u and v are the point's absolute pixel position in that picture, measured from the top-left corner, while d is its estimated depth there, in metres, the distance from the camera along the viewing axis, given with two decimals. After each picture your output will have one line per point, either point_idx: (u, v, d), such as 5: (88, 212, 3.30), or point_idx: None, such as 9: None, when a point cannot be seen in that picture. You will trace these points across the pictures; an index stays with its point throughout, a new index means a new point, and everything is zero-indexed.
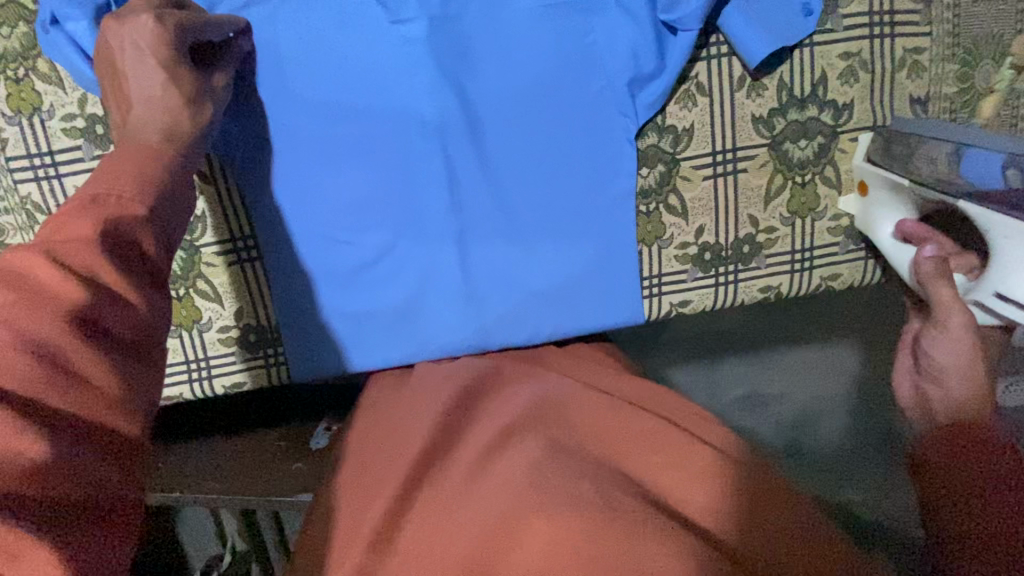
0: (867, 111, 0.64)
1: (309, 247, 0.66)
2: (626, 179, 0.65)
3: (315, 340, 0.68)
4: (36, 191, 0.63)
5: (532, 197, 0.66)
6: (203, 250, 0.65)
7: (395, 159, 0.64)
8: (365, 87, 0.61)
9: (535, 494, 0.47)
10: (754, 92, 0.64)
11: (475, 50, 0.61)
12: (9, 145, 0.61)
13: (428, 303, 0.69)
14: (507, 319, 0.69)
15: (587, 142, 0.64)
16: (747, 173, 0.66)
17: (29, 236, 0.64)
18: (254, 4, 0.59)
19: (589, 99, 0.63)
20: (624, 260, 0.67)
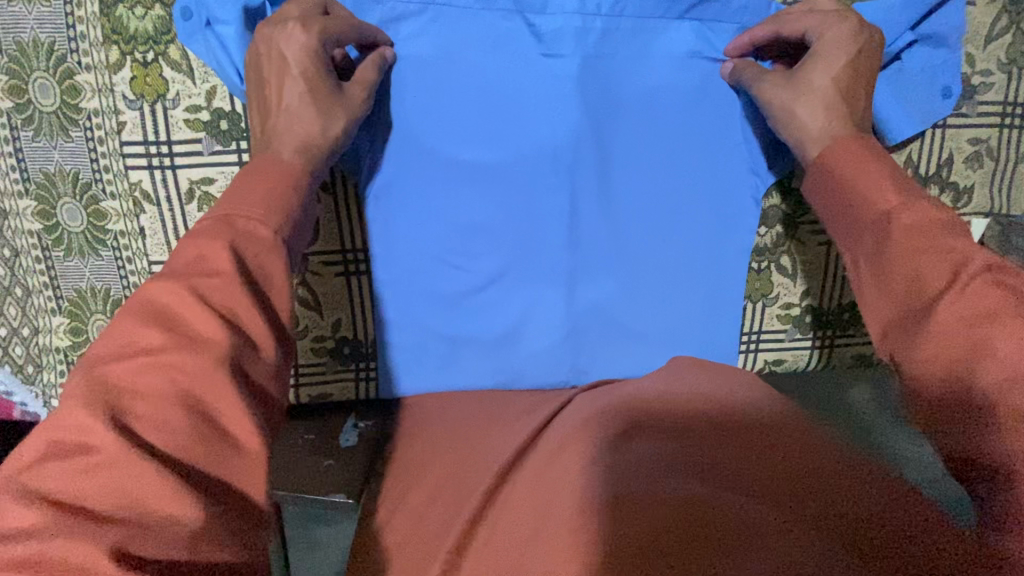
0: (985, 197, 0.65)
1: (420, 267, 0.64)
2: (745, 235, 0.65)
3: (409, 362, 0.66)
4: (146, 180, 0.60)
5: (650, 241, 0.65)
6: (311, 257, 0.64)
7: (522, 187, 0.63)
8: (507, 113, 0.60)
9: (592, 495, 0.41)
10: None
11: (622, 90, 0.60)
12: (126, 130, 0.59)
13: (527, 336, 0.67)
14: (605, 360, 0.69)
15: (714, 194, 0.64)
16: None
17: (132, 224, 0.61)
18: (407, 19, 0.57)
19: (722, 152, 0.63)
20: (729, 314, 0.67)
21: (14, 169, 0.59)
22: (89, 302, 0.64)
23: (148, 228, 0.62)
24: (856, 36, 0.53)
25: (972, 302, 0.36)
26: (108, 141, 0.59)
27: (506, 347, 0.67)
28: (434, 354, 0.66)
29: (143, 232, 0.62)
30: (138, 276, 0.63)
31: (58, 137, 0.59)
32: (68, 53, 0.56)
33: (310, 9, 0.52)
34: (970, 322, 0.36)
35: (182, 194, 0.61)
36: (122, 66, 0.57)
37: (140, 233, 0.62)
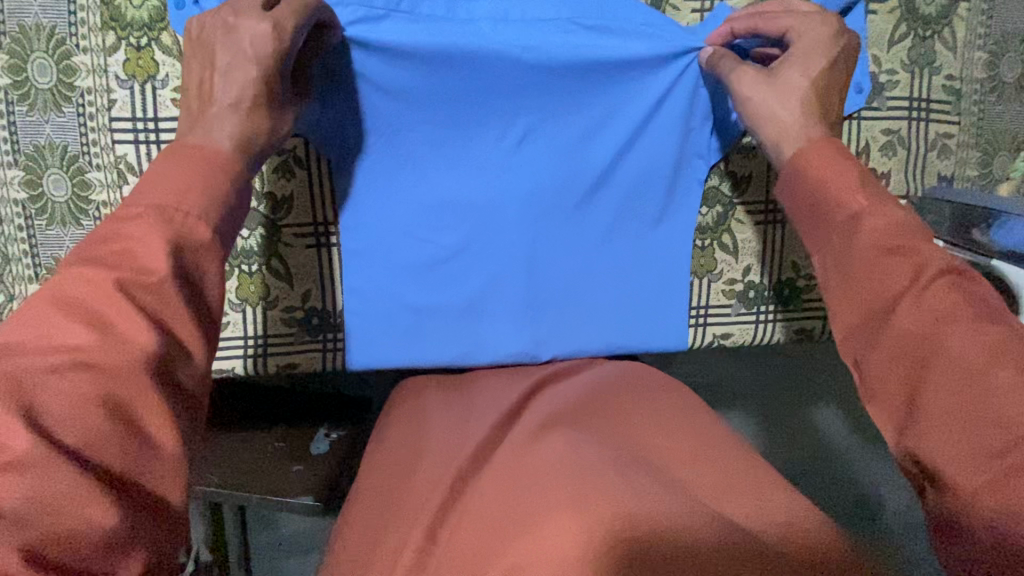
0: (902, 181, 0.72)
1: (387, 240, 0.68)
2: (690, 213, 0.71)
3: (377, 334, 0.70)
4: (132, 153, 0.64)
5: (603, 219, 0.70)
6: (283, 229, 0.67)
7: (483, 168, 0.68)
8: (469, 100, 0.65)
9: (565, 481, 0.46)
10: None
11: (576, 82, 0.65)
12: (115, 106, 0.63)
13: (489, 311, 0.71)
14: (564, 334, 0.72)
15: (661, 178, 0.69)
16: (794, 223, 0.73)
17: (115, 194, 0.65)
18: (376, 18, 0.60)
19: (671, 141, 0.68)
20: (679, 285, 0.72)
21: (6, 142, 0.63)
22: None
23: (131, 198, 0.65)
24: (836, 39, 0.55)
25: (930, 306, 0.40)
26: (98, 117, 0.63)
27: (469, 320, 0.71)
28: (401, 326, 0.70)
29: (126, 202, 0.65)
30: None
31: (51, 112, 0.63)
32: (68, 37, 0.62)
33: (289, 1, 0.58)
34: (932, 322, 0.39)
35: None
36: (117, 49, 0.63)
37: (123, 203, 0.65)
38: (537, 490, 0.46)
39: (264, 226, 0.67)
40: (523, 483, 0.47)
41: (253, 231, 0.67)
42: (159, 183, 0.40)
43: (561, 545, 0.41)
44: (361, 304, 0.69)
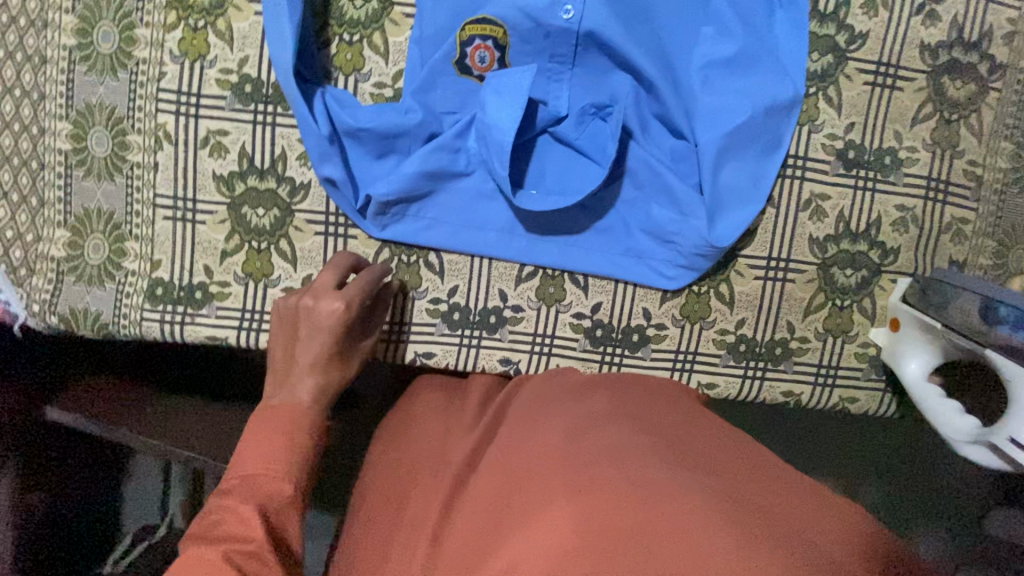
0: (911, 259, 0.72)
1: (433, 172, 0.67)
2: (733, 212, 0.67)
3: (376, 211, 0.67)
4: (171, 123, 0.69)
5: (637, 196, 0.68)
6: (297, 214, 0.70)
7: (558, 155, 0.69)
8: (552, 156, 0.69)
9: (555, 482, 0.46)
10: (816, 216, 0.71)
11: (649, 163, 0.67)
12: (165, 79, 0.68)
13: (467, 185, 0.69)
14: (566, 178, 0.68)
15: (726, 194, 0.67)
16: (794, 284, 0.72)
17: (149, 158, 0.69)
18: (470, 143, 0.67)
19: (733, 185, 0.66)
20: (754, 181, 0.67)
21: (63, 98, 0.69)
22: (92, 221, 0.70)
23: (162, 164, 0.69)
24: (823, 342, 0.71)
25: None
26: (148, 87, 0.68)
27: (459, 331, 0.73)
28: (395, 204, 0.68)
29: (157, 167, 0.70)
30: (142, 205, 0.70)
31: (107, 76, 0.68)
32: (134, 10, 0.67)
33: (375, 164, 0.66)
34: None
35: (198, 140, 0.69)
36: (176, 28, 0.68)
37: (154, 167, 0.70)
38: (524, 485, 0.47)
39: (280, 208, 0.70)
40: (512, 490, 0.48)
41: (269, 210, 0.70)
42: (244, 458, 0.53)
43: (553, 534, 0.40)
44: (335, 88, 0.67)
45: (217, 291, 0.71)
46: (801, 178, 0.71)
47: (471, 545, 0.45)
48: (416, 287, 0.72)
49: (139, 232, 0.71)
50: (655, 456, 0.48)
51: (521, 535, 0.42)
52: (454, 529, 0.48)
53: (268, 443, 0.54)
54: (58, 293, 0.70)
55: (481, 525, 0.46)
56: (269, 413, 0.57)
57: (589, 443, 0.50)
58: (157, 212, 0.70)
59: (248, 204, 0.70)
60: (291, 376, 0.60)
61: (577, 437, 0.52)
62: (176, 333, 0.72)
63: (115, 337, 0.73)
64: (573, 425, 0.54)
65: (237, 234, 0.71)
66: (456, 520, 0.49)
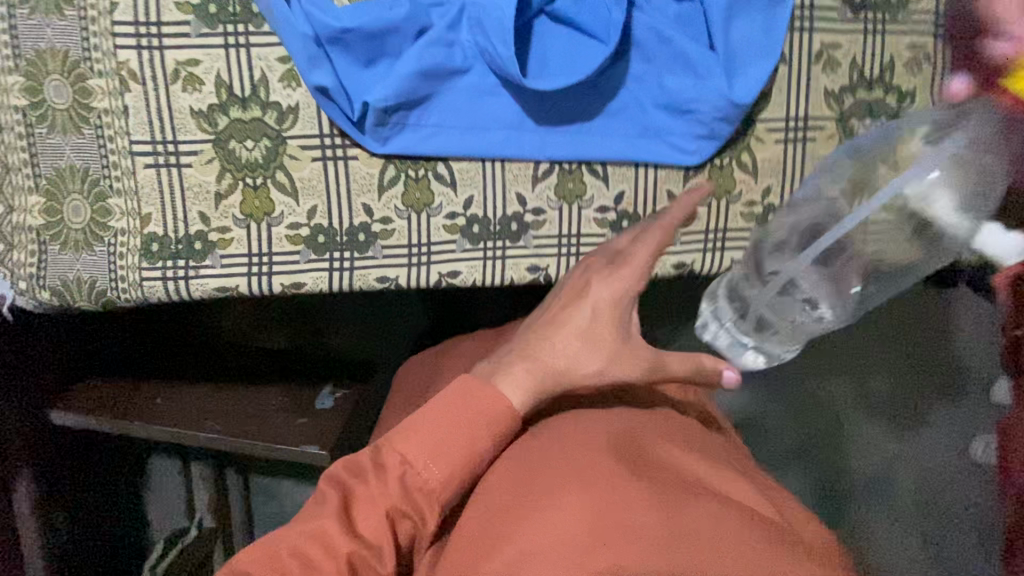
0: (927, 99, 0.70)
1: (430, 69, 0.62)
2: (746, 69, 0.64)
3: (374, 120, 0.63)
4: (134, 59, 0.63)
5: (647, 67, 0.65)
6: (290, 141, 0.65)
7: (558, 35, 0.65)
8: (552, 37, 0.65)
9: (562, 498, 0.50)
10: (829, 67, 0.69)
11: (654, 29, 0.64)
12: (118, 10, 0.62)
13: (467, 82, 0.64)
14: (570, 58, 0.64)
15: (737, 52, 0.64)
16: (814, 142, 0.70)
17: (117, 102, 0.63)
18: (464, 31, 0.62)
19: (741, 41, 0.64)
20: (764, 34, 0.64)
21: (7, 47, 0.62)
22: (66, 181, 0.64)
23: (133, 107, 0.63)
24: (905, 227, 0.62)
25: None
26: (101, 22, 0.62)
27: (481, 243, 0.69)
28: (394, 110, 0.63)
29: (127, 111, 0.64)
30: (118, 155, 0.64)
31: (52, 15, 0.62)
32: None
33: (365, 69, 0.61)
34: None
35: (167, 74, 0.63)
36: None
37: (124, 113, 0.64)
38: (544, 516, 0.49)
39: (270, 137, 0.65)
40: (527, 520, 0.49)
41: (259, 141, 0.65)
42: (423, 456, 0.50)
43: (555, 558, 0.47)
44: None
45: (217, 238, 0.66)
46: (810, 29, 0.68)
47: (480, 547, 0.49)
48: (428, 203, 0.68)
49: (121, 186, 0.65)
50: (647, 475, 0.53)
51: (529, 541, 0.48)
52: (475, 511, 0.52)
53: (430, 443, 0.50)
54: (45, 265, 0.65)
55: (497, 518, 0.51)
56: (454, 397, 0.52)
57: (609, 478, 0.51)
58: (137, 160, 0.65)
59: (234, 137, 0.65)
60: (503, 367, 0.55)
61: (600, 468, 0.52)
62: (182, 290, 0.67)
63: (116, 306, 0.68)
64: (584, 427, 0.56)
65: (228, 172, 0.65)
66: (465, 530, 0.51)
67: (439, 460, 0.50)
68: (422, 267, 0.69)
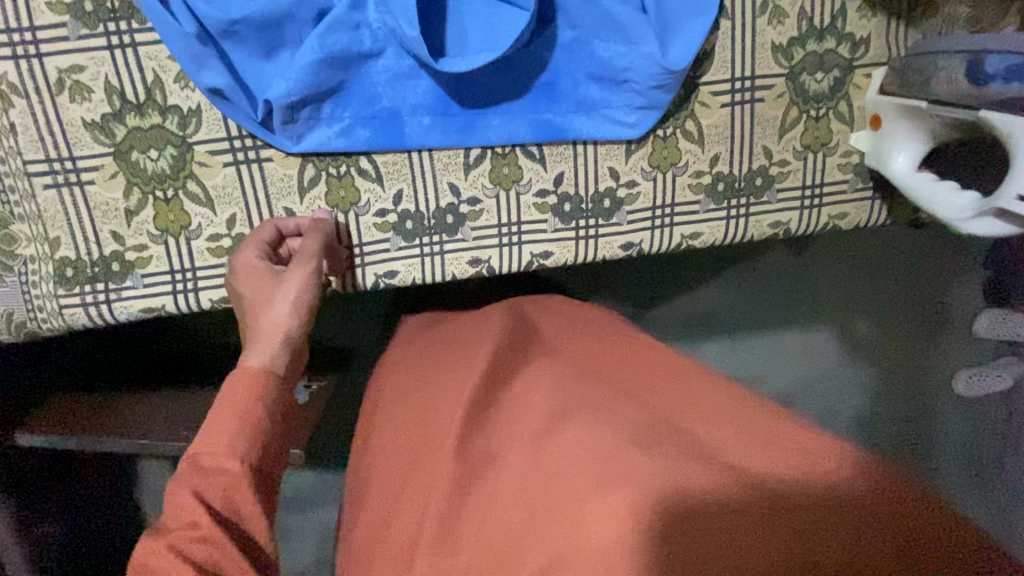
0: (882, 47, 0.66)
1: (339, 60, 0.58)
2: (691, 31, 0.59)
3: (281, 119, 0.58)
4: (11, 70, 0.57)
5: (572, 38, 0.60)
6: (197, 146, 0.61)
7: (476, 9, 0.59)
8: (469, 12, 0.59)
9: (585, 479, 0.53)
10: (776, 19, 0.64)
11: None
12: None
13: (382, 66, 0.60)
14: (488, 33, 0.59)
15: (675, 12, 0.59)
16: (764, 102, 0.66)
17: (0, 120, 0.58)
18: (370, 12, 0.57)
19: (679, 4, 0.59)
20: None
21: None
22: None
23: (19, 124, 0.59)
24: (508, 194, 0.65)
25: None
26: None
27: (416, 240, 0.66)
28: (302, 104, 0.59)
29: (14, 129, 0.59)
30: (12, 177, 0.60)
31: None
32: None
33: (269, 67, 0.57)
34: None
35: (52, 83, 0.58)
36: None
37: (11, 130, 0.59)
38: (555, 491, 0.53)
39: (175, 145, 0.60)
40: (529, 486, 0.54)
41: (163, 150, 0.60)
42: (219, 437, 0.47)
43: (594, 533, 0.49)
44: None
45: (136, 257, 0.63)
46: None
47: (496, 549, 0.52)
48: (355, 201, 0.64)
49: (22, 211, 0.61)
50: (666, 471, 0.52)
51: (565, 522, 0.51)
52: (484, 508, 0.54)
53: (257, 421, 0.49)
54: None
55: (513, 510, 0.53)
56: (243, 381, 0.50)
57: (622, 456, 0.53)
58: (35, 182, 0.60)
59: (136, 148, 0.60)
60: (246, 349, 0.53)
61: (621, 452, 0.53)
62: (105, 314, 0.64)
63: (41, 336, 0.65)
64: (585, 425, 0.56)
65: (135, 187, 0.61)
66: None
67: (252, 438, 0.48)
68: (356, 271, 0.66)
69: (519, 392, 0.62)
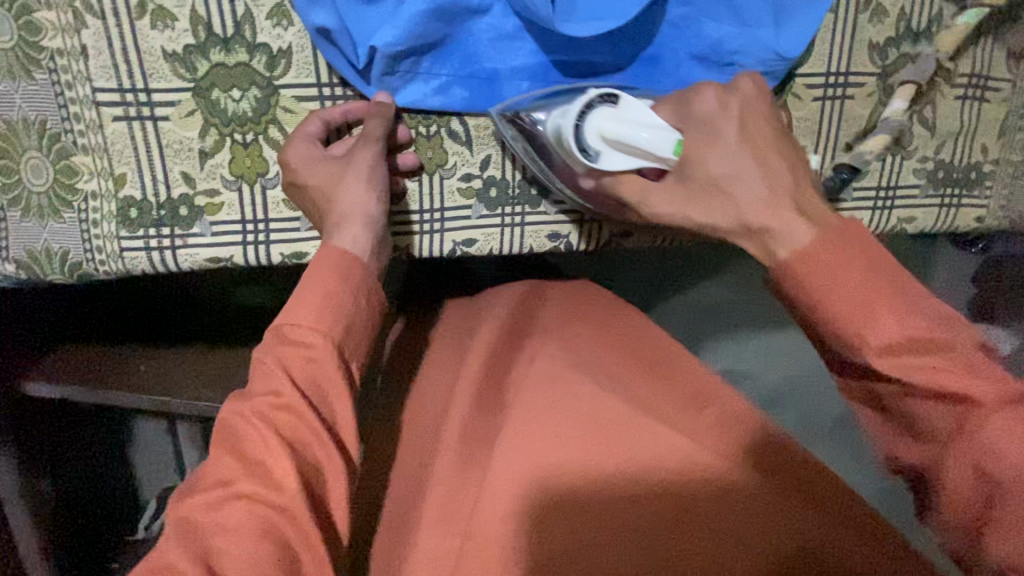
0: (969, 55, 0.67)
1: (448, 13, 0.55)
2: (805, 19, 0.58)
3: (381, 69, 0.56)
4: None
5: (683, 17, 0.59)
6: (283, 89, 0.57)
7: None
8: None
9: (566, 465, 0.50)
10: (877, 16, 0.64)
11: None
12: None
13: (488, 23, 0.57)
14: (602, 0, 0.57)
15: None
16: (854, 100, 0.66)
17: (72, 41, 0.54)
18: None
19: None
20: None
21: None
22: (20, 138, 0.55)
23: (91, 47, 0.54)
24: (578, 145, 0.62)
25: None
26: None
27: (499, 208, 0.64)
28: (403, 55, 0.56)
29: (86, 52, 0.54)
30: (79, 105, 0.55)
31: None
32: None
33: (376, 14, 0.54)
34: None
35: (132, 7, 0.54)
36: None
37: (83, 53, 0.54)
38: (535, 479, 0.50)
39: (260, 86, 0.57)
40: (507, 471, 0.51)
41: (247, 90, 0.57)
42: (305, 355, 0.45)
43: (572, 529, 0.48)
44: None
45: (205, 203, 0.59)
46: None
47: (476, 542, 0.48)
48: (442, 164, 0.62)
49: (86, 142, 0.56)
50: (636, 455, 0.50)
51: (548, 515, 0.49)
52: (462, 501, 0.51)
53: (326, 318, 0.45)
54: (7, 235, 0.57)
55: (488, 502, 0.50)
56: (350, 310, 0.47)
57: (596, 438, 0.51)
58: (103, 112, 0.56)
59: (218, 86, 0.56)
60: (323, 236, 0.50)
61: (597, 431, 0.52)
62: (169, 261, 0.60)
63: (94, 279, 0.60)
64: (559, 406, 0.54)
65: (213, 126, 0.57)
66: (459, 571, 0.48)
67: (336, 315, 0.45)
68: (435, 235, 0.64)
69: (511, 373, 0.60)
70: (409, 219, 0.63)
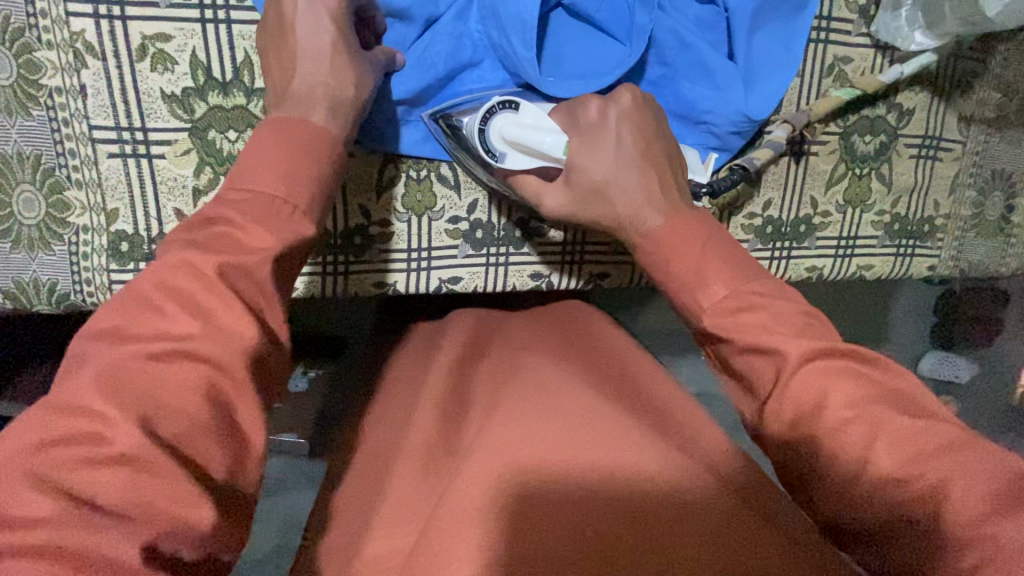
0: (924, 118, 0.72)
1: (441, 68, 0.58)
2: (774, 85, 0.63)
3: (374, 117, 0.58)
4: (91, 30, 0.54)
5: (661, 80, 0.63)
6: None
7: (576, 37, 0.61)
8: (569, 38, 0.61)
9: (549, 457, 0.46)
10: (840, 81, 0.69)
11: (665, 43, 0.61)
12: None
13: (477, 76, 0.60)
14: (587, 62, 0.61)
15: (760, 67, 0.63)
16: (817, 156, 0.71)
17: (72, 80, 0.55)
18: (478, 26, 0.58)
19: (764, 60, 0.63)
20: (781, 51, 0.63)
21: None
22: (13, 172, 0.56)
23: (91, 87, 0.55)
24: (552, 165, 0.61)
25: None
26: None
27: (484, 248, 0.67)
28: (395, 105, 0.58)
29: (85, 91, 0.55)
30: (75, 141, 0.56)
31: None
32: None
33: None
34: None
35: (133, 50, 0.55)
36: None
37: (82, 92, 0.55)
38: (518, 463, 0.46)
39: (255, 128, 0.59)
40: (485, 454, 0.46)
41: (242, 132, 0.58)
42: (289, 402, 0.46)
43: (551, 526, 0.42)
44: None
45: None
46: (823, 42, 0.68)
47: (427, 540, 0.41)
48: (431, 207, 0.64)
49: (80, 177, 0.57)
50: (619, 459, 0.47)
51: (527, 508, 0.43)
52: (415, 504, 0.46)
53: None
54: None
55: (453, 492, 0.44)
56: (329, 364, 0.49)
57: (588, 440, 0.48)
58: (99, 149, 0.57)
59: (215, 127, 0.58)
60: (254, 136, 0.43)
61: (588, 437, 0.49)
62: None
63: (79, 310, 0.61)
64: (542, 412, 0.51)
65: (207, 165, 0.59)
66: None
67: None
68: (421, 273, 0.66)
69: (486, 387, 0.58)
70: (396, 257, 0.65)
